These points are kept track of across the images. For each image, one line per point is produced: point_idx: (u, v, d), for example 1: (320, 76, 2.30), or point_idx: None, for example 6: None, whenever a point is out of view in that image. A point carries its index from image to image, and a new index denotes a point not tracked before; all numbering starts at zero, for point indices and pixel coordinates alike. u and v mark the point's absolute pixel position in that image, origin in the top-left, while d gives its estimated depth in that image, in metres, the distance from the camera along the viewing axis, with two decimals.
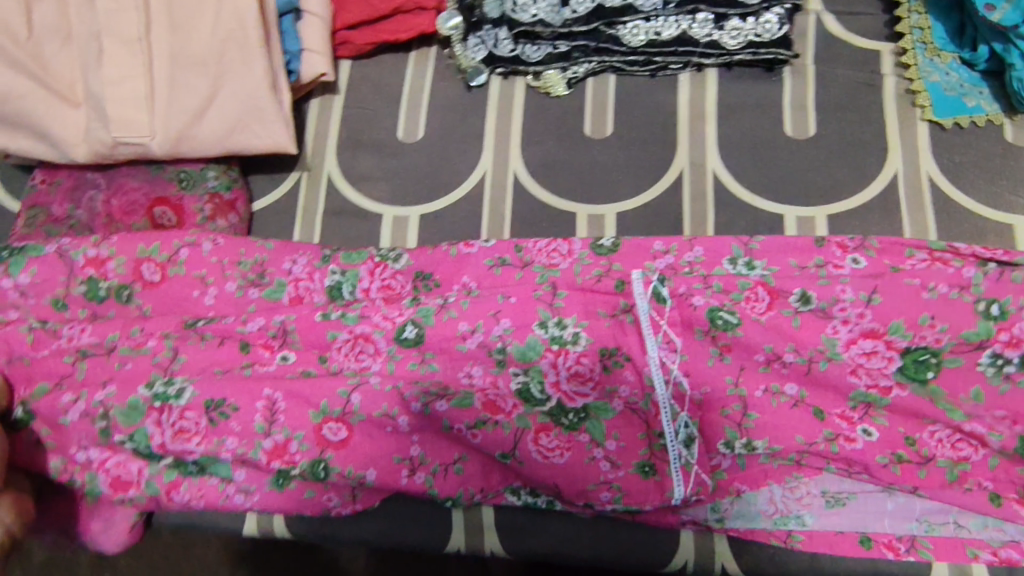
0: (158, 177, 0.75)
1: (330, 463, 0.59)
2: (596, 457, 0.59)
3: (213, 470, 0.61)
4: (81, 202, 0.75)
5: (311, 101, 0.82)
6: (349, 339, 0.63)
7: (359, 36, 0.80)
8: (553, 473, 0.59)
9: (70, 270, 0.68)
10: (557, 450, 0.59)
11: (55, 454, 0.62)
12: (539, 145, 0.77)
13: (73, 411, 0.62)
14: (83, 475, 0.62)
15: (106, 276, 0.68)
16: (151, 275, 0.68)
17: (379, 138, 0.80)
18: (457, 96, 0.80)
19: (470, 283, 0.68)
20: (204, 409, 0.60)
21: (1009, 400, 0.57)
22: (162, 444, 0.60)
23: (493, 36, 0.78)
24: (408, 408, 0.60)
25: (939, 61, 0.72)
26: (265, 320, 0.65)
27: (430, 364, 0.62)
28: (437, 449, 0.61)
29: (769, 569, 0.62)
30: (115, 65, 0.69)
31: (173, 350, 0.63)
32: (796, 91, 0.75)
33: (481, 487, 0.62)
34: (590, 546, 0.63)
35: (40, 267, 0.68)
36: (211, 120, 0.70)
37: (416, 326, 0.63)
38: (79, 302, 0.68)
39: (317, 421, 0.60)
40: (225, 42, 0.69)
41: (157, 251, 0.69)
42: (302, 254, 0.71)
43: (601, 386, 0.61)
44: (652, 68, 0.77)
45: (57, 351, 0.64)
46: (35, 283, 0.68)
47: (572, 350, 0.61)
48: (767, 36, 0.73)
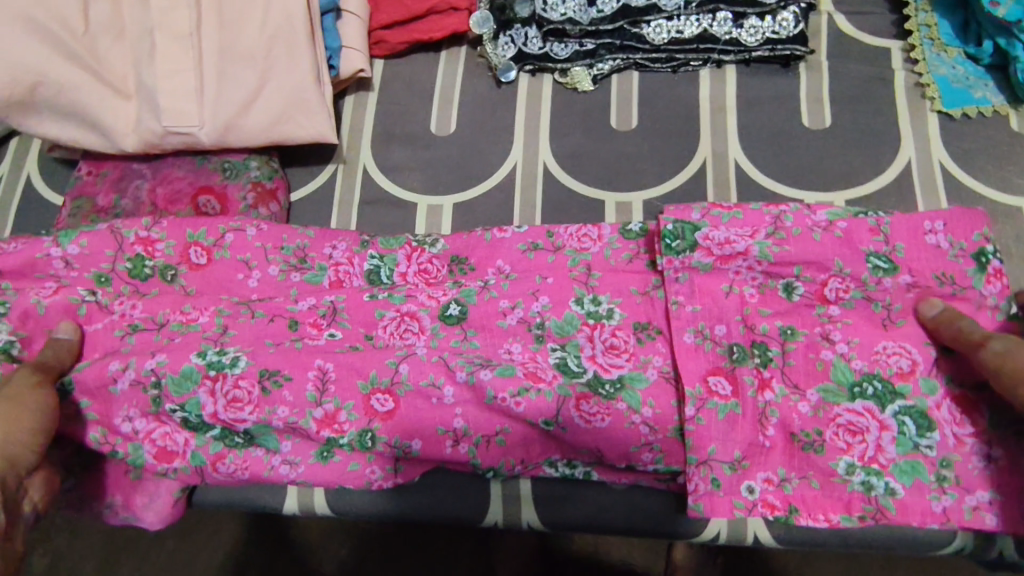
0: (203, 167, 0.78)
1: (377, 433, 0.62)
2: (635, 423, 0.60)
3: (261, 441, 0.64)
4: (128, 191, 0.78)
5: (346, 98, 0.85)
6: (396, 317, 0.66)
7: (394, 35, 0.83)
8: (594, 437, 0.60)
9: (120, 246, 0.70)
10: (598, 416, 0.60)
11: (97, 425, 0.64)
12: (566, 137, 0.81)
13: (122, 380, 0.63)
14: (126, 446, 0.64)
15: (154, 255, 0.71)
16: (198, 258, 0.71)
17: (412, 131, 0.83)
18: (486, 90, 0.84)
19: (504, 267, 0.70)
20: (257, 378, 0.62)
21: None
22: (215, 413, 0.62)
23: (524, 35, 0.82)
24: (452, 377, 0.61)
25: (945, 56, 0.76)
26: (315, 300, 0.68)
27: (471, 341, 0.64)
28: (480, 423, 0.61)
29: (797, 536, 0.64)
30: (167, 58, 0.72)
31: (223, 325, 0.65)
32: (811, 85, 0.79)
33: (522, 458, 0.63)
34: (626, 516, 0.65)
35: (90, 240, 0.70)
36: (258, 112, 0.74)
37: (460, 304, 0.66)
38: (122, 277, 0.70)
39: (366, 391, 0.62)
40: (274, 36, 0.73)
41: (204, 235, 0.72)
42: (342, 240, 0.74)
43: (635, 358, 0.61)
44: (673, 64, 0.81)
45: (108, 326, 0.66)
46: (82, 255, 0.70)
47: (607, 324, 0.63)
48: (783, 33, 0.78)
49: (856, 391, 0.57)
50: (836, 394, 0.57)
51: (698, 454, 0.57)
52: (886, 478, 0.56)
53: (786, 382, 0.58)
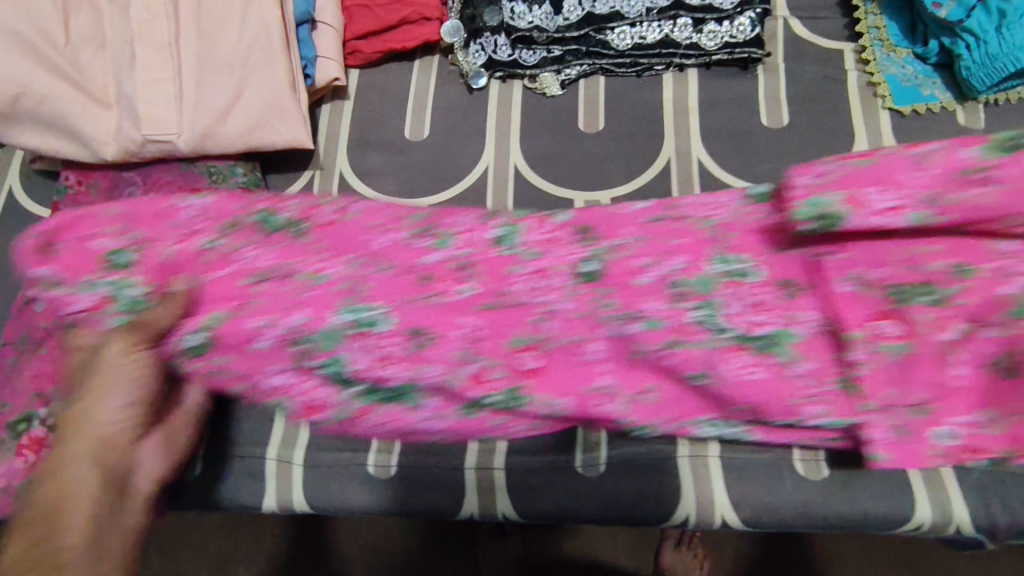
0: (191, 171, 0.80)
1: (531, 389, 0.61)
2: (797, 373, 0.58)
3: (409, 397, 0.62)
4: (121, 199, 0.80)
5: (322, 107, 0.88)
6: (529, 273, 0.64)
7: (369, 45, 0.86)
8: (754, 392, 0.59)
9: (247, 204, 0.68)
10: (751, 371, 0.59)
11: (239, 381, 0.63)
12: (536, 140, 0.84)
13: (263, 337, 0.61)
14: (275, 399, 0.63)
15: (281, 211, 0.68)
16: (324, 216, 0.68)
17: (387, 137, 0.86)
18: (459, 97, 0.87)
19: (634, 235, 0.65)
20: (409, 334, 0.62)
21: None
22: (366, 368, 0.61)
23: (493, 43, 0.84)
24: (597, 331, 0.62)
25: (895, 57, 0.80)
26: (444, 253, 0.65)
27: (611, 298, 0.62)
28: (628, 378, 0.62)
29: (763, 519, 0.65)
30: (147, 69, 0.75)
31: (356, 275, 0.64)
32: (769, 86, 0.82)
33: (674, 415, 0.62)
34: (598, 504, 0.67)
35: (215, 201, 0.68)
36: (235, 118, 0.76)
37: (601, 260, 0.64)
38: (250, 228, 0.67)
39: (517, 347, 0.62)
40: (250, 46, 0.76)
41: (329, 199, 0.69)
42: (468, 213, 0.68)
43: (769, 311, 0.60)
44: (638, 69, 0.84)
45: (235, 272, 0.64)
46: (214, 210, 0.68)
47: (752, 282, 0.61)
48: (741, 36, 0.81)
49: (924, 295, 0.55)
50: (907, 291, 0.56)
51: (870, 397, 0.55)
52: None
53: (859, 323, 0.56)
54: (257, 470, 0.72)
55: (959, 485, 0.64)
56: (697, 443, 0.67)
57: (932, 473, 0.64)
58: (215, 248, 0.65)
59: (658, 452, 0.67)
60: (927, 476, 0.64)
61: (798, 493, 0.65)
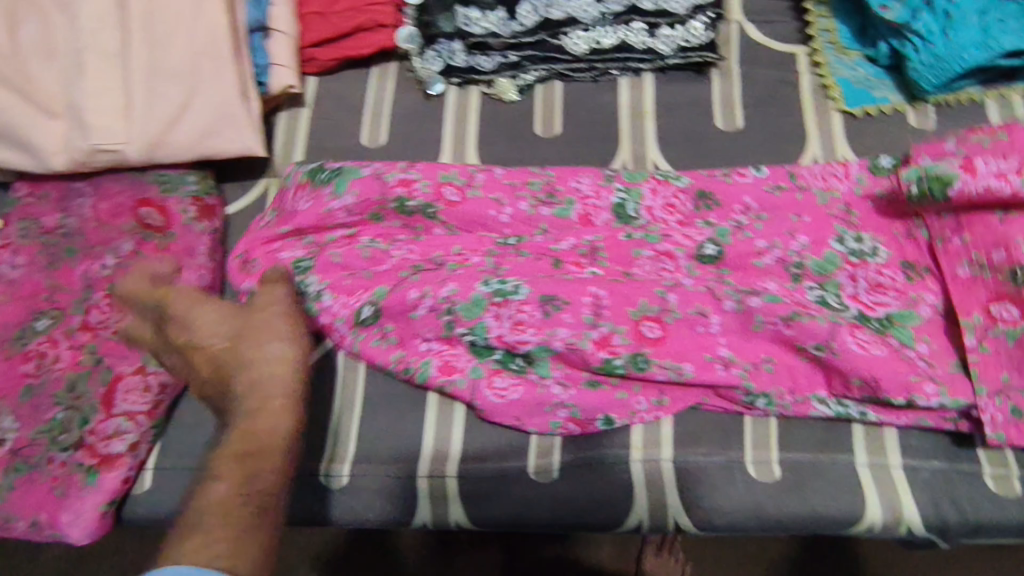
0: (141, 181, 0.81)
1: (649, 356, 0.65)
2: (913, 356, 0.63)
3: (538, 367, 0.67)
4: (71, 210, 0.81)
5: (279, 115, 0.87)
6: (653, 256, 0.70)
7: (324, 53, 0.86)
8: (868, 363, 0.62)
9: (383, 189, 0.75)
10: (874, 346, 0.63)
11: (396, 348, 0.69)
12: (492, 145, 0.83)
13: (421, 307, 0.68)
14: (417, 361, 0.68)
15: (412, 196, 0.75)
16: (452, 196, 0.75)
17: (344, 145, 0.85)
18: (416, 103, 0.86)
19: (752, 204, 0.73)
20: (538, 303, 0.67)
21: None
22: (501, 337, 0.66)
23: (449, 49, 0.84)
24: (720, 305, 0.66)
25: (846, 59, 0.81)
26: (575, 240, 0.72)
27: (727, 278, 0.68)
28: (745, 350, 0.65)
29: (715, 522, 0.65)
30: (94, 78, 0.74)
31: (496, 262, 0.70)
32: (724, 90, 0.82)
33: (790, 387, 0.65)
34: (550, 510, 0.66)
35: (360, 186, 0.75)
36: (184, 127, 0.75)
37: (717, 243, 0.70)
38: (391, 214, 0.75)
39: (636, 318, 0.66)
40: (199, 53, 0.75)
41: (456, 176, 0.76)
42: (586, 175, 0.76)
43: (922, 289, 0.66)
44: (594, 73, 0.84)
45: (394, 267, 0.71)
46: (357, 203, 0.75)
47: (872, 261, 0.68)
48: (694, 40, 0.81)
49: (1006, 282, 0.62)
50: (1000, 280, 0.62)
51: (987, 384, 0.61)
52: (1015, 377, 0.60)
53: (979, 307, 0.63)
54: None
55: (909, 483, 0.64)
56: (649, 447, 0.66)
57: (883, 472, 0.64)
58: (376, 244, 0.73)
59: (611, 455, 0.67)
60: (877, 474, 0.64)
61: (748, 494, 0.65)
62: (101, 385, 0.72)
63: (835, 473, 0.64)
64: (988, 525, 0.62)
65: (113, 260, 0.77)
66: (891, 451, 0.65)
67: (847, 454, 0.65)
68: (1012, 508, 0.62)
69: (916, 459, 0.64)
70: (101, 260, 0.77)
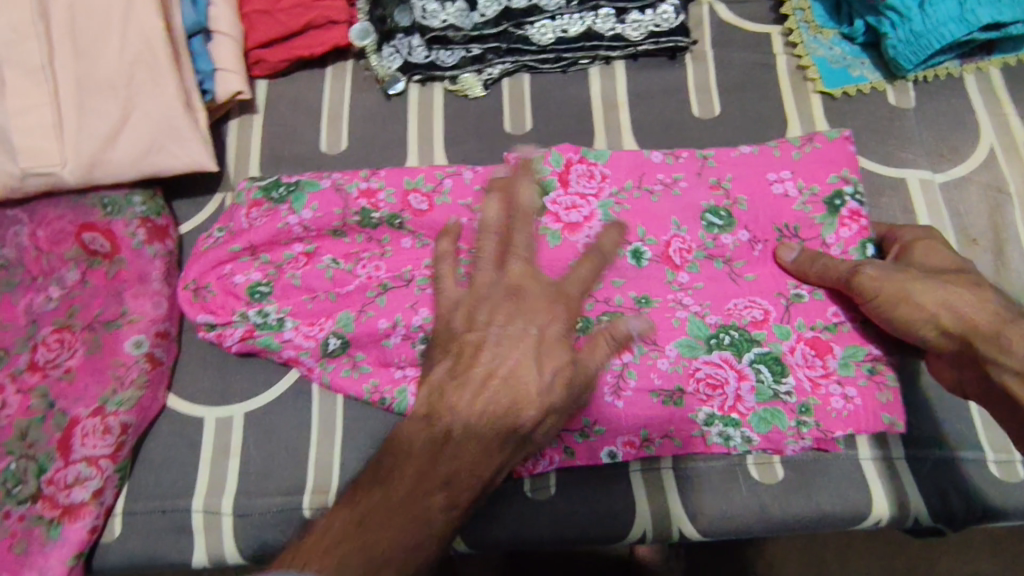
0: (82, 203, 0.74)
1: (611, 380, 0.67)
2: (844, 394, 0.62)
3: None
4: (7, 239, 0.73)
5: (229, 123, 0.81)
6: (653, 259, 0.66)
7: (274, 53, 0.80)
8: (830, 380, 0.62)
9: (345, 202, 0.71)
10: (752, 310, 0.64)
11: (370, 377, 0.67)
12: (462, 145, 0.79)
13: (394, 335, 0.66)
14: (392, 392, 0.65)
15: (377, 207, 0.71)
16: (420, 204, 0.71)
17: (303, 152, 0.80)
18: (377, 104, 0.81)
19: (727, 181, 0.68)
20: None
21: (644, 278, 0.65)
22: None
23: (407, 44, 0.79)
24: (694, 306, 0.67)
25: (822, 38, 0.78)
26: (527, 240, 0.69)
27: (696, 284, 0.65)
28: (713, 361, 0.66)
29: (721, 528, 0.63)
30: (18, 96, 0.68)
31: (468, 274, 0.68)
32: (698, 75, 0.79)
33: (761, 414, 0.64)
34: (550, 527, 0.63)
35: (320, 202, 0.71)
36: (126, 143, 0.69)
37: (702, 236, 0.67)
38: (354, 229, 0.71)
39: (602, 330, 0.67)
40: (135, 63, 0.69)
41: (422, 183, 0.72)
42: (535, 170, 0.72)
43: (767, 238, 0.66)
44: (562, 64, 0.80)
45: (360, 287, 0.68)
46: (316, 218, 0.71)
47: (839, 232, 0.65)
48: (665, 25, 0.77)
49: (712, 342, 0.63)
50: (693, 347, 0.63)
51: (815, 415, 0.62)
52: (745, 428, 0.62)
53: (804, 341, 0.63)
54: (182, 523, 0.66)
55: (913, 475, 0.63)
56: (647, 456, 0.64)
57: (887, 465, 0.63)
58: (339, 264, 0.69)
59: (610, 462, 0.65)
60: (882, 468, 0.63)
61: (753, 498, 0.63)
62: (56, 431, 0.66)
63: (839, 470, 0.63)
64: (993, 512, 0.61)
65: (59, 292, 0.71)
66: (894, 443, 0.63)
67: (850, 450, 0.63)
68: (1014, 492, 0.61)
69: (918, 448, 0.63)
70: (46, 292, 0.72)
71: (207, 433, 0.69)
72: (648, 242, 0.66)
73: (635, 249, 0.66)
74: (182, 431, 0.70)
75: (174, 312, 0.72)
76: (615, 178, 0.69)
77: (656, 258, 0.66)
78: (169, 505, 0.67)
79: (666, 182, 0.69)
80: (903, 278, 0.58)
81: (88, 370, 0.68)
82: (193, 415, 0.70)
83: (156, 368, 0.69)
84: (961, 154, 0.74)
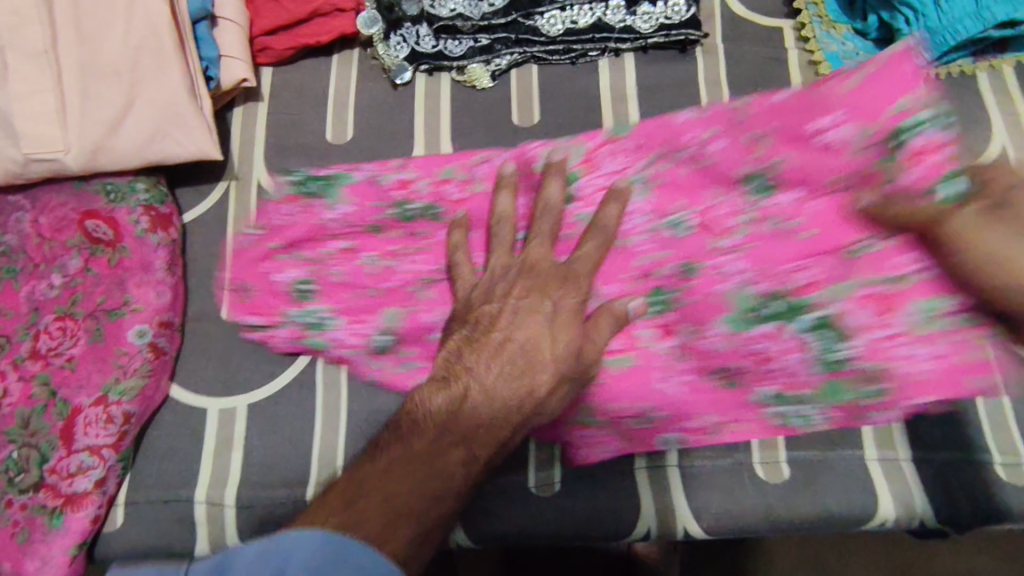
0: (85, 190, 0.73)
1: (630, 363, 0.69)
2: (913, 357, 0.61)
3: None
4: (8, 226, 0.73)
5: (234, 110, 0.81)
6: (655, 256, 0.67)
7: (279, 41, 0.80)
8: (908, 348, 0.61)
9: (380, 193, 0.74)
10: (802, 272, 0.63)
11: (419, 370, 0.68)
12: (469, 137, 0.78)
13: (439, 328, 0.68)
14: None
15: (413, 199, 0.73)
16: (456, 195, 0.73)
17: (307, 142, 0.79)
18: (383, 94, 0.80)
19: (745, 134, 0.68)
20: None
21: (682, 248, 0.66)
22: None
23: (415, 33, 0.79)
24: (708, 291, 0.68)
25: (835, 33, 0.77)
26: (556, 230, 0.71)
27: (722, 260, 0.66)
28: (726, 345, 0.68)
29: (726, 526, 0.63)
30: (21, 80, 0.67)
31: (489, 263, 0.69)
32: (709, 68, 0.78)
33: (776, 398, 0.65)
34: (553, 523, 0.63)
35: (354, 194, 0.74)
36: (130, 129, 0.69)
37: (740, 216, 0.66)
38: None
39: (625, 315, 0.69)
40: (139, 49, 0.69)
41: (455, 173, 0.74)
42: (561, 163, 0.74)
43: (814, 191, 0.65)
44: (572, 56, 0.79)
45: None
46: (354, 212, 0.74)
47: (932, 158, 0.63)
48: (676, 17, 0.77)
49: (764, 312, 0.63)
50: (742, 320, 0.63)
51: (891, 373, 0.61)
52: (805, 409, 0.62)
53: (921, 292, 0.61)
54: (185, 514, 0.66)
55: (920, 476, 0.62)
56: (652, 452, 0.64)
57: (895, 467, 0.62)
58: (379, 262, 0.71)
59: (615, 458, 0.64)
60: (889, 468, 0.62)
61: (758, 497, 0.62)
62: (58, 420, 0.66)
63: (845, 470, 0.63)
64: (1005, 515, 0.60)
65: (60, 280, 0.71)
66: (901, 444, 0.63)
67: (856, 450, 0.63)
68: None
69: (928, 449, 0.62)
70: (47, 279, 0.71)
71: (210, 424, 0.69)
72: (692, 212, 0.67)
73: (675, 222, 0.67)
74: (184, 421, 0.69)
75: (177, 301, 0.71)
76: (640, 148, 0.71)
77: (698, 225, 0.67)
78: (172, 495, 0.66)
79: (694, 145, 0.70)
80: (980, 228, 0.57)
81: (91, 359, 0.67)
82: (195, 406, 0.70)
83: (159, 358, 0.68)
84: (979, 151, 0.72)
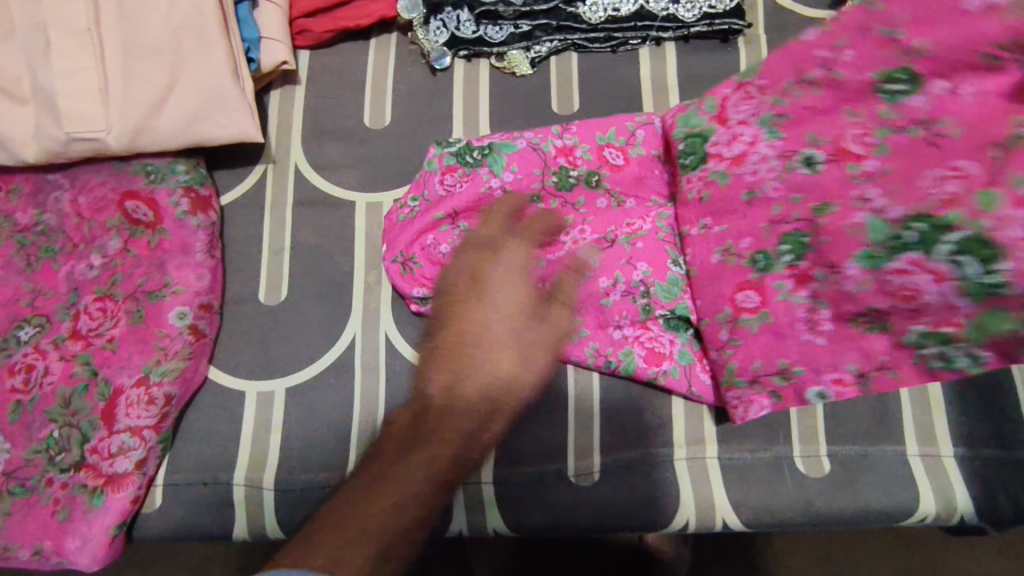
0: (124, 171, 0.73)
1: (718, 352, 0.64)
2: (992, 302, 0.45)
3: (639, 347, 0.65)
4: (48, 205, 0.73)
5: (271, 93, 0.80)
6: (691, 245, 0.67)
7: (318, 24, 0.79)
8: None
9: (546, 160, 0.70)
10: (948, 185, 0.45)
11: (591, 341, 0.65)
12: (508, 124, 0.78)
13: (613, 293, 0.65)
14: (620, 354, 0.64)
15: (575, 165, 0.71)
16: (615, 159, 0.70)
17: (346, 127, 0.79)
18: (422, 80, 0.80)
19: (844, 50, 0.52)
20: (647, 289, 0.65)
21: (809, 191, 0.53)
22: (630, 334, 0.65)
23: (456, 18, 0.77)
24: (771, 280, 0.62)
25: None
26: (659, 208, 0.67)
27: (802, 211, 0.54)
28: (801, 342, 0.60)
29: (766, 518, 0.63)
30: (64, 59, 0.66)
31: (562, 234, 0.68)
32: (751, 59, 0.78)
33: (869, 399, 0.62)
34: (592, 512, 0.63)
35: (519, 163, 0.70)
36: (171, 110, 0.68)
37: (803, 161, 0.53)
38: None
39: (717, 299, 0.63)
40: (181, 30, 0.68)
41: (615, 136, 0.71)
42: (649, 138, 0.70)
43: (974, 72, 0.47)
44: (613, 44, 0.78)
45: None
46: (517, 180, 0.70)
47: None
48: (721, 7, 0.76)
49: (895, 244, 0.47)
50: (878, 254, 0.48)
51: None
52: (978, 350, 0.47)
53: None
54: (223, 496, 0.66)
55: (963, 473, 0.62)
56: (693, 444, 0.64)
57: (937, 463, 0.63)
58: None
59: (647, 453, 0.64)
60: (930, 465, 0.63)
61: (799, 491, 0.62)
62: (99, 400, 0.66)
63: (887, 466, 0.63)
64: None
65: (100, 260, 0.70)
66: (942, 441, 0.63)
67: (898, 446, 0.63)
68: None
69: (968, 447, 0.63)
70: (87, 259, 0.71)
71: (249, 406, 0.69)
72: (822, 146, 0.53)
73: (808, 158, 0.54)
74: (223, 404, 0.69)
75: (216, 284, 0.71)
76: (772, 84, 0.57)
77: (831, 158, 0.52)
78: (210, 477, 0.67)
79: (825, 63, 0.54)
80: None
81: (130, 340, 0.67)
82: (234, 389, 0.70)
83: (199, 340, 0.68)
84: None
